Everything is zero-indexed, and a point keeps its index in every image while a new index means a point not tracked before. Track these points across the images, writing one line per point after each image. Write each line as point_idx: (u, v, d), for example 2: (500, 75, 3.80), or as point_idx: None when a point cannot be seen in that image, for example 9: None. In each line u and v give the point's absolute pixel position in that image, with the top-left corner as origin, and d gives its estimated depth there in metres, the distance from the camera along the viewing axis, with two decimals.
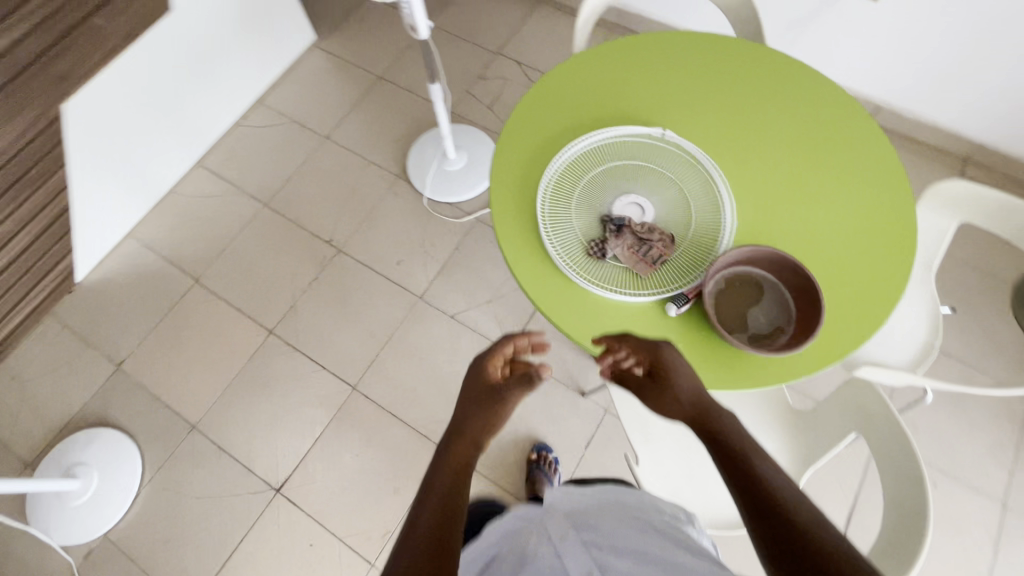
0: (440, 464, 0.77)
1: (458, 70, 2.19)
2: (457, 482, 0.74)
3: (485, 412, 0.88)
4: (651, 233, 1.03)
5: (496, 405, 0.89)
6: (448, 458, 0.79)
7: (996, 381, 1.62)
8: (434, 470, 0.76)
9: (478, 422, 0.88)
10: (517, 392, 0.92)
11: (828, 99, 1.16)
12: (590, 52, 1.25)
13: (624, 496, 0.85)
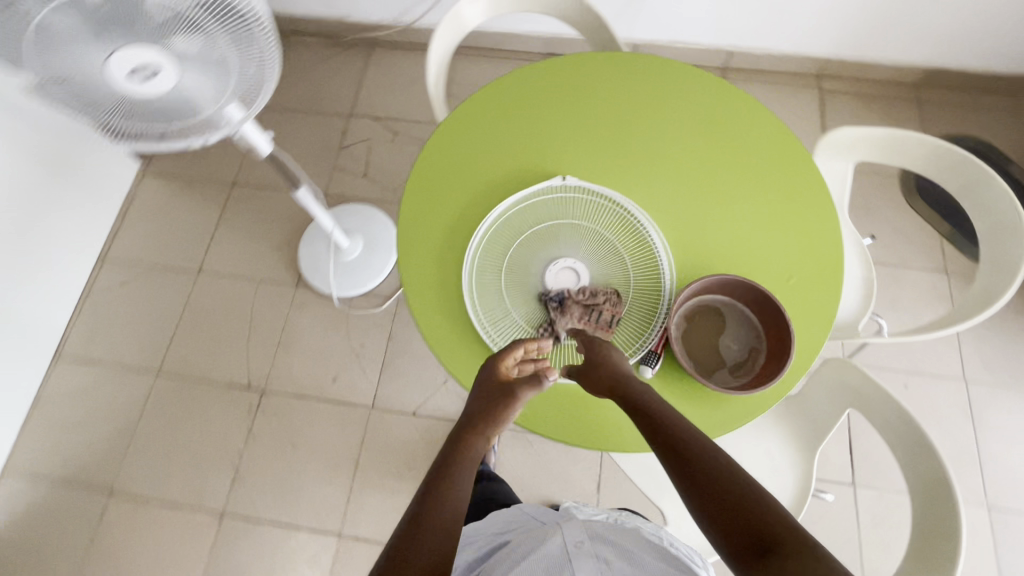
0: (443, 474, 0.78)
1: (317, 148, 2.00)
2: (460, 495, 0.77)
3: (494, 412, 0.87)
4: (595, 297, 0.95)
5: (504, 408, 0.88)
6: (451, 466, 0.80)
7: (918, 270, 1.73)
8: (437, 479, 0.77)
9: (479, 425, 0.87)
10: (526, 395, 0.89)
11: (702, 90, 1.13)
12: (453, 118, 1.13)
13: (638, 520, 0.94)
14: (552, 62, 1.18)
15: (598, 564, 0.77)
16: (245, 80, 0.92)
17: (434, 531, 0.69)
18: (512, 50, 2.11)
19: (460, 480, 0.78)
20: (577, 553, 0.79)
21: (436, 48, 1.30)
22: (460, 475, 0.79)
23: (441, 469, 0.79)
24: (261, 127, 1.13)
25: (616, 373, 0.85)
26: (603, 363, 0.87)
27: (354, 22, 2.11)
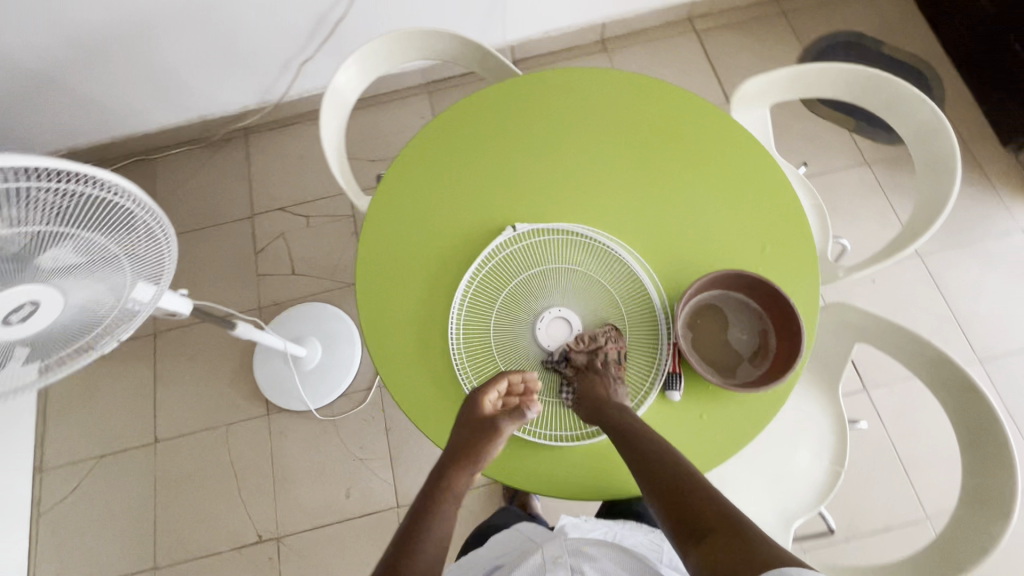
0: (419, 524, 0.76)
1: (230, 262, 1.84)
2: (433, 543, 0.74)
3: (477, 446, 0.84)
4: (594, 340, 0.91)
5: (487, 442, 0.84)
6: (427, 513, 0.77)
7: (845, 170, 1.81)
8: (413, 531, 0.75)
9: (458, 465, 0.83)
10: (510, 426, 0.86)
11: (607, 91, 1.13)
12: (378, 207, 1.07)
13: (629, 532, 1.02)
14: (453, 112, 1.13)
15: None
16: (144, 264, 0.79)
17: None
18: (392, 91, 2.00)
19: (433, 530, 0.75)
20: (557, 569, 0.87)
21: (327, 134, 1.18)
22: (435, 522, 0.76)
23: (416, 518, 0.77)
24: (173, 290, 1.00)
25: (598, 403, 0.88)
26: (586, 392, 0.89)
27: (217, 117, 1.93)
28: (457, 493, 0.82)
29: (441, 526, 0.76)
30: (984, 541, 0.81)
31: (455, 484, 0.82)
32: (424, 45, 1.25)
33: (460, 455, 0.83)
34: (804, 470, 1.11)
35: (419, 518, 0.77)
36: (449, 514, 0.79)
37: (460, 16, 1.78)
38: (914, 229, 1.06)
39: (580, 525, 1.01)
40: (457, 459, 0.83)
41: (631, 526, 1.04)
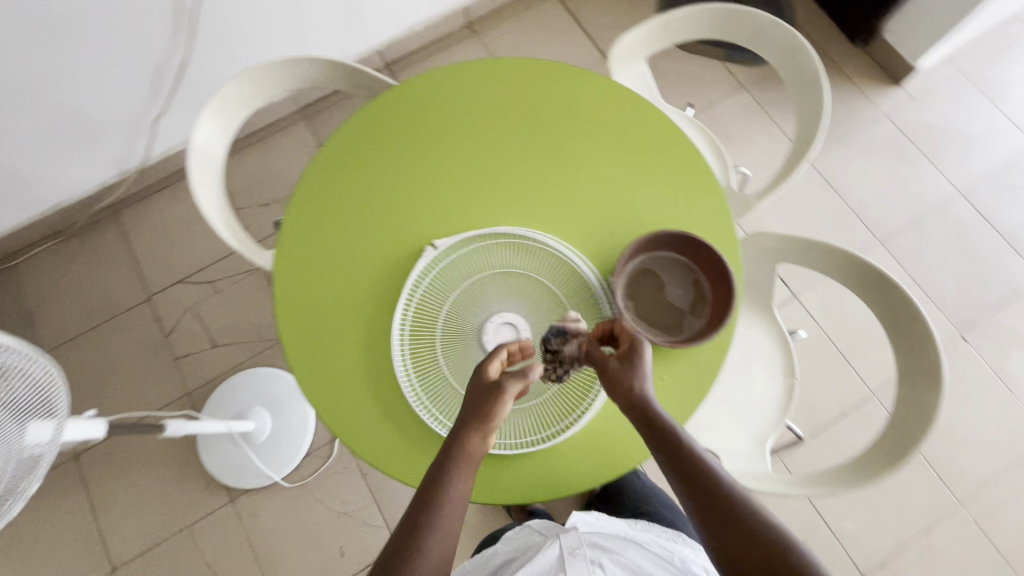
0: (432, 499, 0.75)
1: (141, 354, 1.67)
2: (449, 516, 0.75)
3: (484, 412, 0.77)
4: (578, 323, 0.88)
5: (493, 408, 0.77)
6: (439, 486, 0.76)
7: (726, 99, 1.90)
8: (428, 507, 0.74)
9: (471, 432, 0.78)
10: (515, 389, 0.78)
11: (487, 82, 1.10)
12: (284, 262, 1.00)
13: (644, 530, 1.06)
14: (335, 142, 1.07)
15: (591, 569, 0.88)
16: (14, 401, 0.68)
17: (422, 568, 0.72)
18: (266, 126, 1.86)
19: (447, 506, 0.75)
20: (574, 560, 0.89)
21: (204, 199, 1.04)
22: (448, 494, 0.75)
23: (428, 491, 0.76)
24: (81, 415, 0.90)
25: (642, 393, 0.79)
26: (614, 384, 0.81)
27: (76, 202, 1.72)
28: (472, 455, 0.78)
29: (455, 497, 0.76)
30: (925, 410, 0.89)
31: (466, 448, 0.78)
32: (285, 76, 1.14)
33: (472, 420, 0.78)
34: (763, 390, 1.18)
35: (432, 491, 0.75)
36: (461, 480, 0.77)
37: (315, 32, 1.67)
38: (801, 145, 1.13)
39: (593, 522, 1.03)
40: (470, 425, 0.77)
41: (646, 527, 1.06)
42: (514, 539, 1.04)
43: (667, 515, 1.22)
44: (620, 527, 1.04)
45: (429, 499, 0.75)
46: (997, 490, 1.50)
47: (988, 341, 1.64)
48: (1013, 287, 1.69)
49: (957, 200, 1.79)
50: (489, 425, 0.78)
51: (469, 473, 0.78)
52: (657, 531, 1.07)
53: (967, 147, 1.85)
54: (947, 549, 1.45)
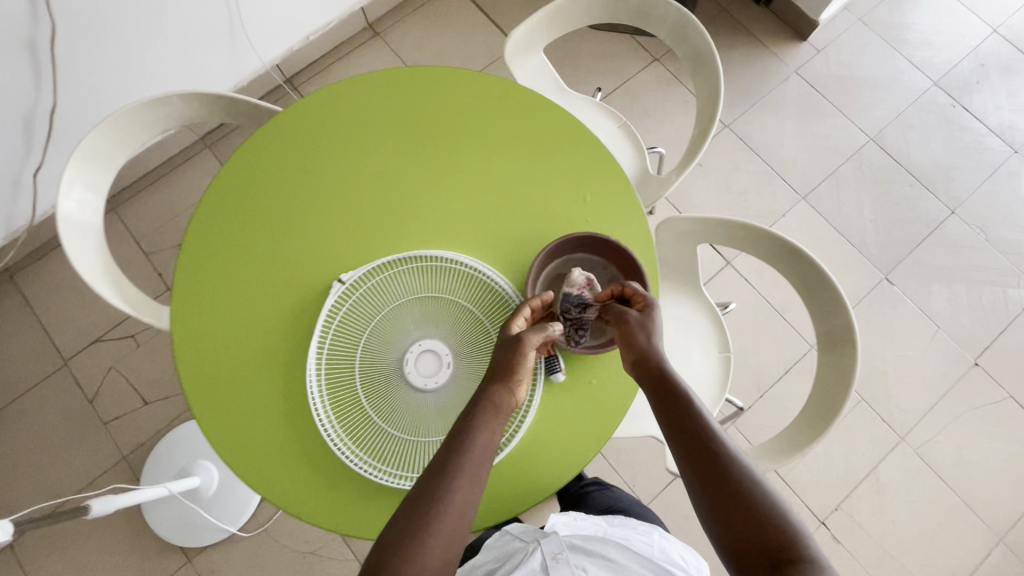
0: (459, 444, 0.75)
1: (66, 425, 1.55)
2: (474, 463, 0.75)
3: (506, 364, 0.80)
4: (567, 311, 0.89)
5: (515, 358, 0.80)
6: (468, 432, 0.76)
7: (640, 73, 1.88)
8: (456, 451, 0.75)
9: (500, 382, 0.80)
10: (535, 338, 0.81)
11: (379, 97, 1.04)
12: (182, 320, 0.93)
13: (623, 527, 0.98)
14: (223, 181, 1.00)
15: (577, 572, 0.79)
16: None
17: (446, 510, 0.71)
18: (165, 161, 1.74)
19: (473, 454, 0.75)
20: (557, 566, 0.80)
21: (82, 265, 0.95)
22: (477, 439, 0.76)
23: (456, 437, 0.76)
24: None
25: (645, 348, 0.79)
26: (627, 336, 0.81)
27: None
28: (501, 406, 0.79)
29: (483, 444, 0.76)
30: (845, 374, 0.91)
31: (490, 400, 0.79)
32: (157, 116, 1.04)
33: (503, 369, 0.80)
34: (701, 370, 1.19)
35: (459, 438, 0.76)
36: (488, 430, 0.77)
37: (199, 56, 1.56)
38: (705, 123, 1.12)
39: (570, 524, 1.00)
40: (500, 375, 0.80)
41: (624, 526, 0.98)
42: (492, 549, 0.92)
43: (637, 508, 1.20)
44: (599, 527, 0.98)
45: (455, 446, 0.75)
46: (933, 420, 1.59)
47: (911, 280, 1.71)
48: (929, 224, 1.77)
49: (870, 147, 1.84)
50: (513, 376, 0.79)
51: (496, 426, 0.78)
52: (635, 525, 1.01)
53: (873, 93, 1.90)
54: (894, 484, 1.53)
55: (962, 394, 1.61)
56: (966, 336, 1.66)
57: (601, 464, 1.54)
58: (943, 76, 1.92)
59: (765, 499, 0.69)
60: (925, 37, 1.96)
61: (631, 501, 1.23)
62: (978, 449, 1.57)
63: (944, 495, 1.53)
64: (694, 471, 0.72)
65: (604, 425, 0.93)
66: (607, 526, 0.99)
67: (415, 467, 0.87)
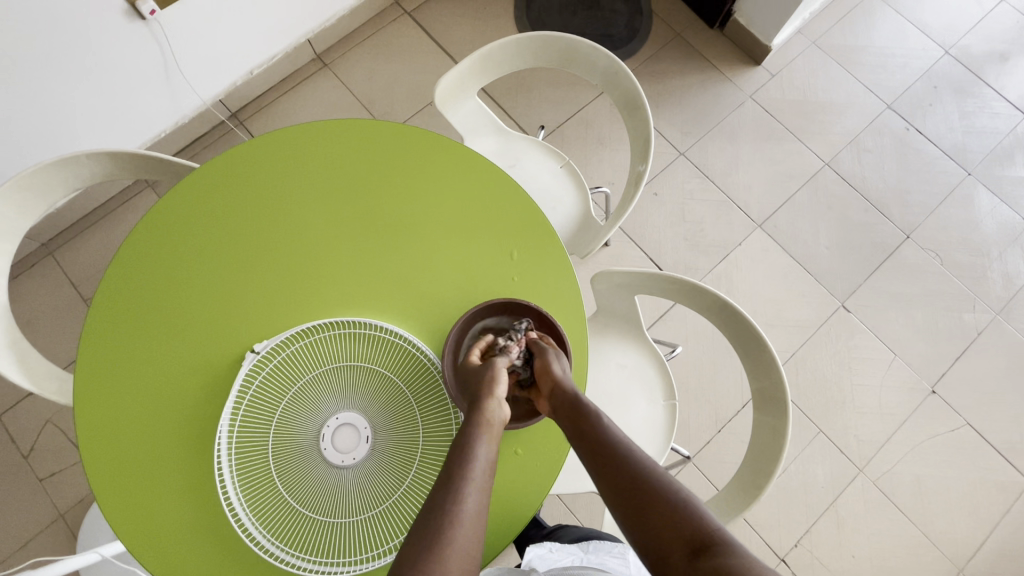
0: (462, 459, 0.68)
1: (0, 483, 1.49)
2: (481, 472, 0.68)
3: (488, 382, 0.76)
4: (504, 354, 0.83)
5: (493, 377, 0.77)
6: (468, 447, 0.69)
7: (593, 101, 1.86)
8: (460, 462, 0.68)
9: (487, 397, 0.75)
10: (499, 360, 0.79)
11: (297, 150, 0.99)
12: (83, 402, 0.88)
13: (598, 546, 0.94)
14: (129, 246, 0.93)
15: None
16: None
17: (465, 521, 0.62)
18: (105, 202, 1.69)
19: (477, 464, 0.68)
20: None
21: None
22: (478, 454, 0.69)
23: (456, 452, 0.69)
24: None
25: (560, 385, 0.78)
26: (544, 366, 0.80)
27: None
28: (494, 420, 0.74)
29: (486, 455, 0.70)
30: (777, 436, 0.90)
31: (484, 413, 0.74)
32: (64, 177, 1.00)
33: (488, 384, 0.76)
34: (645, 418, 1.16)
35: (462, 448, 0.69)
36: (487, 443, 0.71)
37: (134, 98, 1.51)
38: (638, 169, 1.10)
39: (546, 557, 0.90)
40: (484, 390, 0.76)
41: (596, 546, 0.94)
42: None
43: (597, 534, 1.09)
44: (574, 553, 0.91)
45: (457, 459, 0.68)
46: (891, 450, 1.57)
47: (868, 306, 1.70)
48: (884, 249, 1.76)
49: (825, 172, 1.83)
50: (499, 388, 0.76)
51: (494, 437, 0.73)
52: (612, 548, 0.96)
53: (828, 117, 1.90)
54: (853, 517, 1.51)
55: (919, 423, 1.60)
56: (922, 362, 1.65)
57: (557, 507, 1.51)
58: (897, 99, 1.93)
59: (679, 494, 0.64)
60: (878, 59, 1.97)
61: (601, 531, 1.11)
62: (936, 478, 1.56)
63: (903, 527, 1.52)
64: (606, 472, 0.69)
65: (538, 488, 0.90)
66: (583, 552, 0.93)
67: (333, 552, 0.83)
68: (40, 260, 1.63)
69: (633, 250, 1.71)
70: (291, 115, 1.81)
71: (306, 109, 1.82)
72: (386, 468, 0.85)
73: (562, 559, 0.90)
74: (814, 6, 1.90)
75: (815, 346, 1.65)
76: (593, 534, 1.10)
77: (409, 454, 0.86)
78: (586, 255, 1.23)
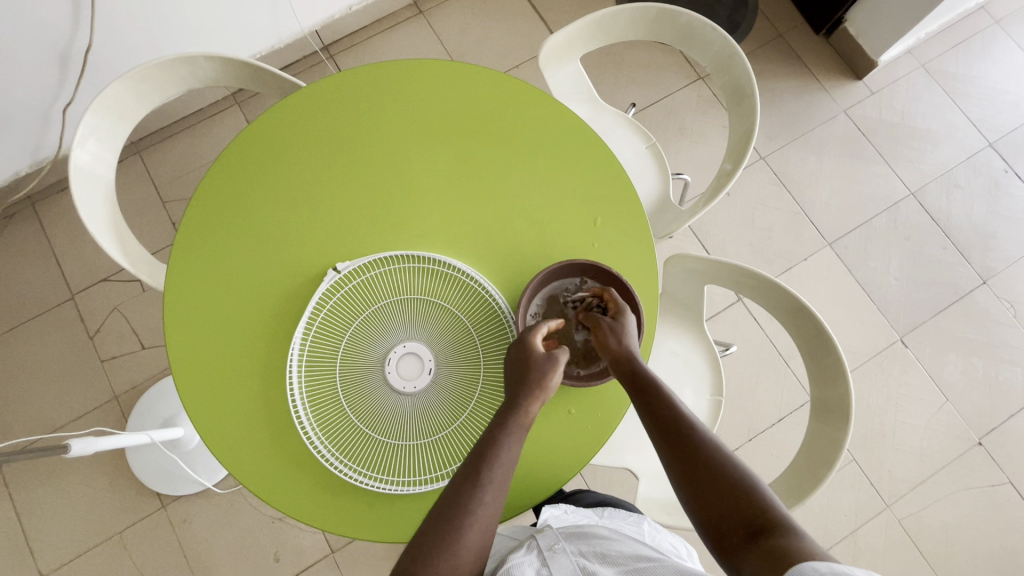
0: (485, 463, 0.74)
1: (65, 357, 1.59)
2: (495, 483, 0.74)
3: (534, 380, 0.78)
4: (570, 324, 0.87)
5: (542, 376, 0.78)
6: (493, 450, 0.75)
7: (679, 90, 1.83)
8: (478, 473, 0.73)
9: (522, 403, 0.78)
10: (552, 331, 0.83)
11: (401, 86, 1.02)
12: (174, 290, 0.94)
13: (614, 515, 0.98)
14: (234, 149, 0.99)
15: (576, 566, 0.78)
16: None
17: (469, 535, 0.71)
18: (194, 112, 1.75)
19: (496, 472, 0.74)
20: (557, 558, 0.79)
21: (87, 212, 0.97)
22: (502, 456, 0.75)
23: (482, 452, 0.75)
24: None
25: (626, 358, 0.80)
26: (599, 340, 0.82)
27: None
28: (521, 425, 0.78)
29: (505, 463, 0.75)
30: (831, 444, 0.89)
31: (520, 415, 0.78)
32: (181, 76, 1.04)
33: (533, 383, 0.78)
34: (689, 408, 1.16)
35: (486, 460, 0.74)
36: (511, 445, 0.76)
37: (238, 16, 1.55)
38: (731, 160, 1.08)
39: (561, 516, 0.95)
40: (526, 391, 0.77)
41: (612, 512, 0.99)
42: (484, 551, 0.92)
43: (617, 500, 1.10)
44: (589, 516, 0.97)
45: (479, 462, 0.74)
46: (923, 493, 1.54)
47: (928, 346, 1.65)
48: (956, 291, 1.69)
49: (908, 201, 1.76)
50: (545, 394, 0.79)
51: (520, 435, 0.78)
52: (627, 515, 0.99)
53: (921, 144, 1.81)
54: (871, 550, 1.49)
55: (958, 471, 1.56)
56: (974, 412, 1.60)
57: (577, 481, 1.54)
58: (1001, 138, 1.83)
59: (740, 476, 0.71)
60: (988, 94, 1.87)
61: (623, 501, 1.10)
62: (966, 529, 1.52)
63: (920, 570, 1.49)
64: (671, 447, 0.75)
65: (583, 449, 0.90)
66: (598, 516, 0.98)
67: (390, 473, 0.88)
68: (127, 156, 1.71)
69: (694, 244, 1.69)
70: (379, 56, 1.83)
71: (396, 53, 1.84)
72: (442, 402, 0.89)
73: (577, 520, 0.97)
74: (931, 27, 1.80)
75: (865, 374, 1.62)
76: (607, 497, 1.11)
77: (470, 392, 0.90)
78: (659, 239, 1.23)
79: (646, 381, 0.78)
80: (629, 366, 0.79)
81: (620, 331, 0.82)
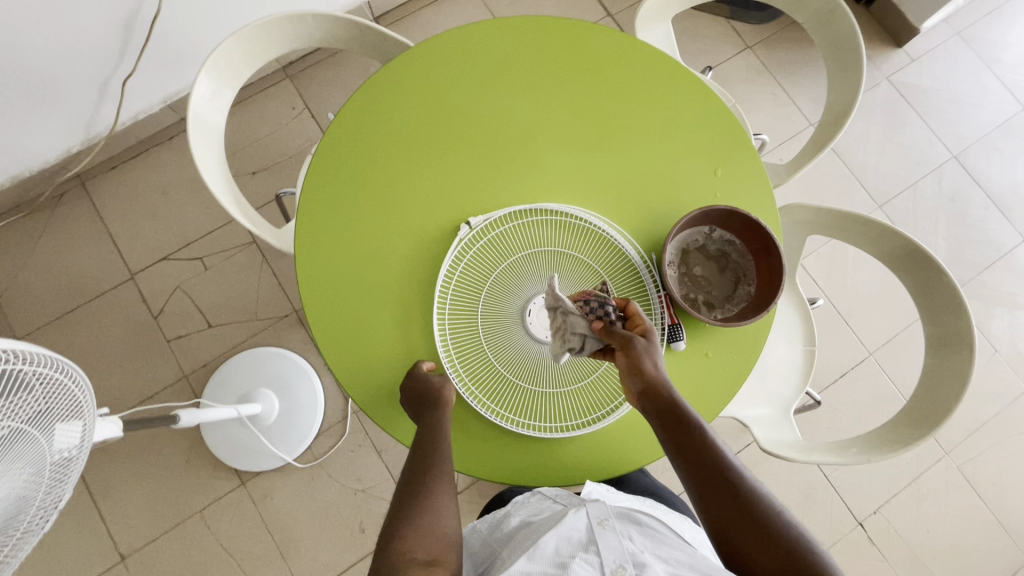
0: (414, 490, 0.79)
1: (130, 337, 1.56)
2: (433, 502, 0.78)
3: (434, 401, 0.84)
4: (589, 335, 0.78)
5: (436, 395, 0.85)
6: (421, 476, 0.80)
7: (728, 59, 1.85)
8: (411, 501, 0.78)
9: (433, 424, 0.83)
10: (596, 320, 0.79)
11: (522, 39, 1.02)
12: (305, 247, 0.93)
13: (656, 508, 0.95)
14: (353, 105, 0.98)
15: (624, 547, 0.75)
16: (48, 411, 0.63)
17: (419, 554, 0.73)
18: (246, 86, 1.72)
19: (430, 491, 0.79)
20: (603, 532, 0.78)
21: (208, 173, 0.97)
22: (432, 474, 0.80)
23: (412, 481, 0.80)
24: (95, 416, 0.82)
25: (647, 379, 0.77)
26: (633, 362, 0.77)
27: (38, 172, 1.56)
28: (443, 443, 0.83)
29: (435, 482, 0.80)
30: (954, 377, 0.94)
31: (437, 434, 0.83)
32: (287, 34, 1.03)
33: (433, 405, 0.84)
34: (784, 357, 1.21)
35: (428, 485, 0.79)
36: (436, 465, 0.81)
37: None
38: (830, 114, 1.11)
39: (605, 495, 0.93)
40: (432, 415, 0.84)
41: (654, 505, 0.95)
42: (518, 510, 0.91)
43: (667, 496, 1.10)
44: (632, 500, 0.94)
45: (412, 490, 0.79)
46: (978, 439, 1.62)
47: (976, 301, 1.72)
48: (999, 248, 1.77)
49: (951, 163, 1.83)
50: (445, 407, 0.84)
51: (445, 452, 0.83)
52: (667, 511, 0.96)
53: (960, 109, 1.88)
54: (934, 495, 1.57)
55: (1009, 417, 1.64)
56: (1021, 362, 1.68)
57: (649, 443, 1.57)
58: None
59: (779, 520, 0.69)
60: (1020, 60, 1.93)
61: (670, 493, 1.12)
62: (1018, 471, 1.60)
63: (979, 511, 1.57)
64: (695, 474, 0.73)
65: (723, 391, 0.93)
66: (640, 503, 0.95)
67: (537, 419, 0.89)
68: (179, 132, 1.67)
69: None
70: (430, 27, 1.81)
71: (447, 24, 1.82)
72: None
73: (620, 500, 0.93)
74: None
75: None
76: (653, 487, 1.10)
77: None
78: None
79: (670, 406, 0.76)
80: (658, 392, 0.77)
81: (651, 354, 0.78)
